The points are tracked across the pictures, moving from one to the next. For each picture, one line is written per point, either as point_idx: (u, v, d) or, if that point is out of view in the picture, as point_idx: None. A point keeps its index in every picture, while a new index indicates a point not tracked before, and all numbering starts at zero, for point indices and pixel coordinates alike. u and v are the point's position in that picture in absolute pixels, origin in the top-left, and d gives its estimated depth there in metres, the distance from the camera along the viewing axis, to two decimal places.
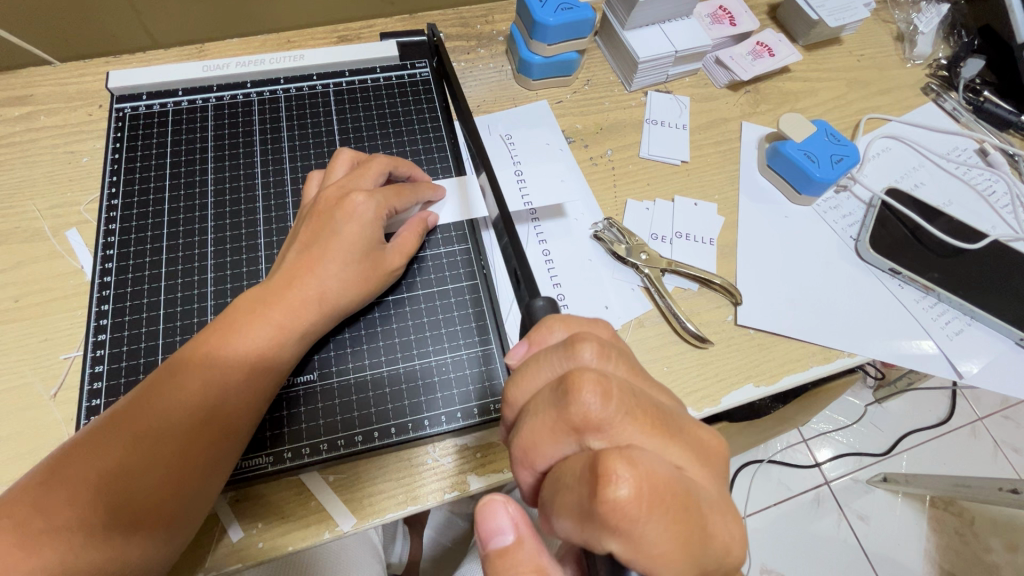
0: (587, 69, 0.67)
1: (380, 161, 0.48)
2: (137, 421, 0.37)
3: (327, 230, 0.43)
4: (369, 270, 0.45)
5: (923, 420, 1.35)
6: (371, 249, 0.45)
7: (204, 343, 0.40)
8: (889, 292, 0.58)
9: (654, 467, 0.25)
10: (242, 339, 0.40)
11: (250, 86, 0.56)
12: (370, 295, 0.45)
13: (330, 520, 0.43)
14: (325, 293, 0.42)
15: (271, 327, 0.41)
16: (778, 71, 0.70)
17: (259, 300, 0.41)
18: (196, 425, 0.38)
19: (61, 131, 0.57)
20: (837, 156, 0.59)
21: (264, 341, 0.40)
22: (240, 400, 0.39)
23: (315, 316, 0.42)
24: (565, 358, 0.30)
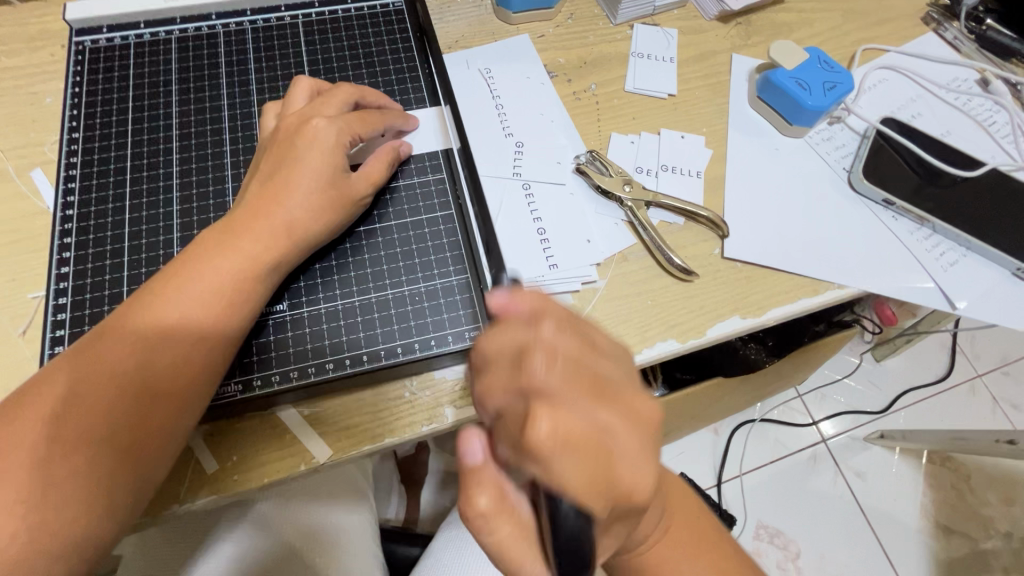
0: (570, 3, 0.64)
1: (344, 90, 0.46)
2: (103, 358, 0.36)
3: (289, 157, 0.42)
4: (333, 198, 0.43)
5: (921, 377, 1.34)
6: (336, 175, 0.43)
7: (173, 277, 0.38)
8: (882, 223, 0.56)
9: (577, 420, 0.26)
10: (210, 270, 0.39)
11: (215, 18, 0.53)
12: (339, 224, 0.44)
13: (305, 452, 0.42)
14: (291, 221, 0.41)
15: (237, 257, 0.39)
16: (771, 2, 0.67)
17: (225, 231, 0.40)
18: (166, 360, 0.37)
19: (23, 71, 0.55)
20: (830, 83, 0.57)
21: (236, 272, 0.39)
22: (211, 332, 0.38)
23: (282, 247, 0.41)
24: (518, 324, 0.31)
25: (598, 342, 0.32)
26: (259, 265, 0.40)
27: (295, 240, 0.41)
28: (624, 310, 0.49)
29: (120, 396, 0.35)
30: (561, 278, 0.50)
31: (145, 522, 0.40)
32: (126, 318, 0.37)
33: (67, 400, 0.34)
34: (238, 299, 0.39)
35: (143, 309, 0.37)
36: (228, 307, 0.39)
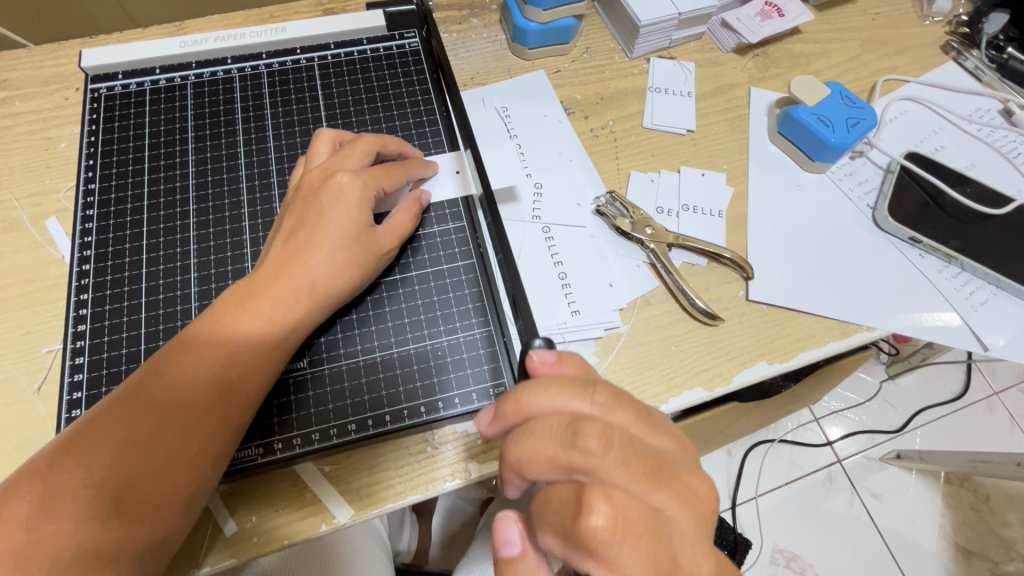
0: (586, 37, 0.64)
1: (366, 141, 0.45)
2: (122, 428, 0.35)
3: (314, 212, 0.41)
4: (359, 250, 0.42)
5: (937, 395, 1.33)
6: (361, 231, 0.42)
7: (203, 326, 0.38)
8: (909, 262, 0.55)
9: (634, 503, 0.26)
10: (236, 317, 0.38)
11: (230, 62, 0.53)
12: (364, 277, 0.43)
13: (326, 512, 0.41)
14: (315, 277, 0.40)
15: (262, 318, 0.39)
16: (788, 33, 0.66)
17: (247, 291, 0.39)
18: (188, 426, 0.36)
19: (36, 116, 0.55)
20: (853, 119, 0.56)
21: (259, 320, 0.38)
22: (231, 395, 0.37)
23: (304, 306, 0.40)
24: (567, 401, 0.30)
25: (648, 415, 0.32)
26: (281, 323, 0.39)
27: (324, 294, 0.41)
28: (649, 358, 0.48)
29: (142, 466, 0.34)
30: (583, 325, 0.49)
31: None
32: (142, 383, 0.36)
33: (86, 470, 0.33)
34: (261, 361, 0.38)
35: (164, 374, 0.36)
36: (252, 372, 0.38)
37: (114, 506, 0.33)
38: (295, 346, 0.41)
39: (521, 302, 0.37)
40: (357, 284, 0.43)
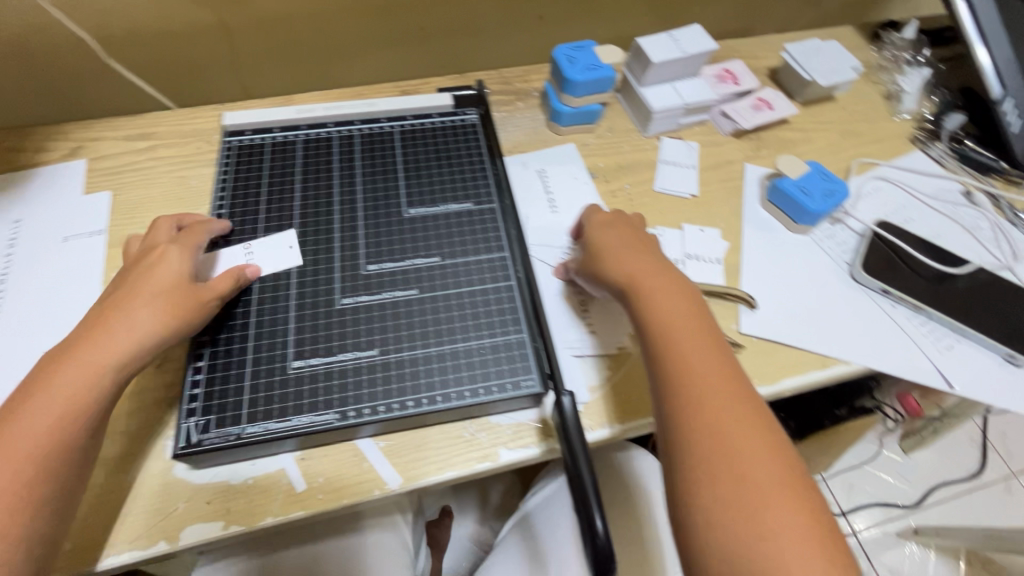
0: (609, 119, 0.79)
1: (165, 220, 0.55)
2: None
3: (133, 278, 0.48)
4: (172, 301, 0.48)
5: (952, 472, 1.33)
6: (175, 286, 0.49)
7: (19, 399, 0.42)
8: (882, 309, 0.64)
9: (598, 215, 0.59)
10: (55, 382, 0.42)
11: (332, 126, 0.68)
12: (186, 325, 0.48)
13: (380, 480, 0.50)
14: (134, 342, 0.45)
15: (71, 380, 0.42)
16: (777, 123, 0.80)
17: (63, 354, 0.44)
18: (14, 486, 0.39)
19: (175, 160, 0.70)
20: (829, 191, 0.68)
21: (71, 377, 0.43)
22: (46, 453, 0.40)
23: (121, 353, 0.44)
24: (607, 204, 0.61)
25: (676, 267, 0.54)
26: (98, 386, 0.43)
27: (147, 354, 0.46)
28: None
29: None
30: (600, 342, 0.59)
31: (242, 530, 0.47)
32: None
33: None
34: (77, 414, 0.42)
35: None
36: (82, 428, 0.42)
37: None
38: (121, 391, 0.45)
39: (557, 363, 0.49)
40: (184, 328, 0.48)
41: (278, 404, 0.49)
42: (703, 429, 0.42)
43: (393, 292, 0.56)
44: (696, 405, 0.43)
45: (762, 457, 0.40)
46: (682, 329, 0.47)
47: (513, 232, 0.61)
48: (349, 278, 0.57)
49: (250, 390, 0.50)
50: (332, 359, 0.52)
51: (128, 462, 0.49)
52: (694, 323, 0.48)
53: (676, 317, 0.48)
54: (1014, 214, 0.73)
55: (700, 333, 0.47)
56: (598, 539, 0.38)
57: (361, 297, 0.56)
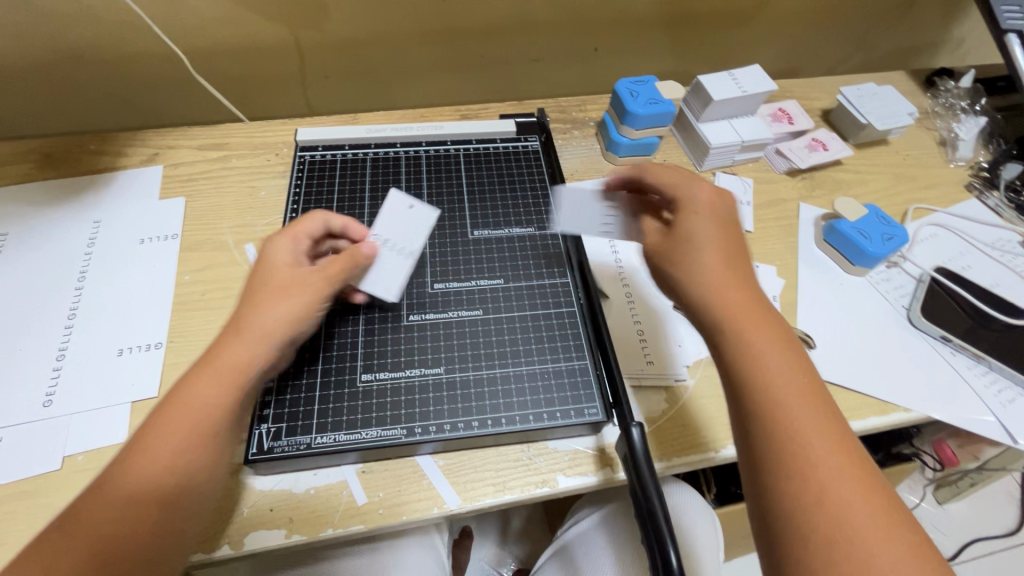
0: (664, 152, 0.80)
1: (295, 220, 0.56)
2: (101, 505, 0.38)
3: (259, 277, 0.48)
4: (294, 295, 0.47)
5: (989, 527, 1.28)
6: (292, 278, 0.48)
7: (164, 407, 0.42)
8: (941, 357, 0.63)
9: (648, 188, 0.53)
10: (197, 388, 0.43)
11: (399, 145, 0.71)
12: (303, 316, 0.47)
13: (438, 499, 0.50)
14: (261, 340, 0.45)
15: (212, 384, 0.43)
16: (832, 163, 0.81)
17: (201, 362, 0.44)
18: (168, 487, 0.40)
19: (246, 170, 0.73)
20: (888, 235, 0.68)
21: (213, 382, 0.43)
22: (194, 457, 0.41)
23: (254, 355, 0.44)
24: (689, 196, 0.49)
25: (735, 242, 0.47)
26: (234, 391, 0.43)
27: (272, 350, 0.45)
28: (711, 408, 0.57)
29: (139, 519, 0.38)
30: (657, 373, 0.59)
31: (302, 540, 0.48)
32: (109, 483, 0.39)
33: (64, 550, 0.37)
34: (219, 417, 0.42)
35: (136, 447, 0.40)
36: (209, 436, 0.42)
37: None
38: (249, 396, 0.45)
39: (623, 393, 0.49)
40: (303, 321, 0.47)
41: (346, 417, 0.51)
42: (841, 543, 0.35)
43: (457, 312, 0.57)
44: (822, 508, 0.36)
45: (910, 559, 0.34)
46: (786, 393, 0.40)
47: (573, 248, 0.62)
48: (415, 295, 0.58)
49: (319, 400, 0.51)
50: (399, 374, 0.53)
51: None
52: (801, 387, 0.40)
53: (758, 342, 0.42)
54: None
55: (808, 389, 0.40)
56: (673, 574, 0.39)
57: (427, 314, 0.57)
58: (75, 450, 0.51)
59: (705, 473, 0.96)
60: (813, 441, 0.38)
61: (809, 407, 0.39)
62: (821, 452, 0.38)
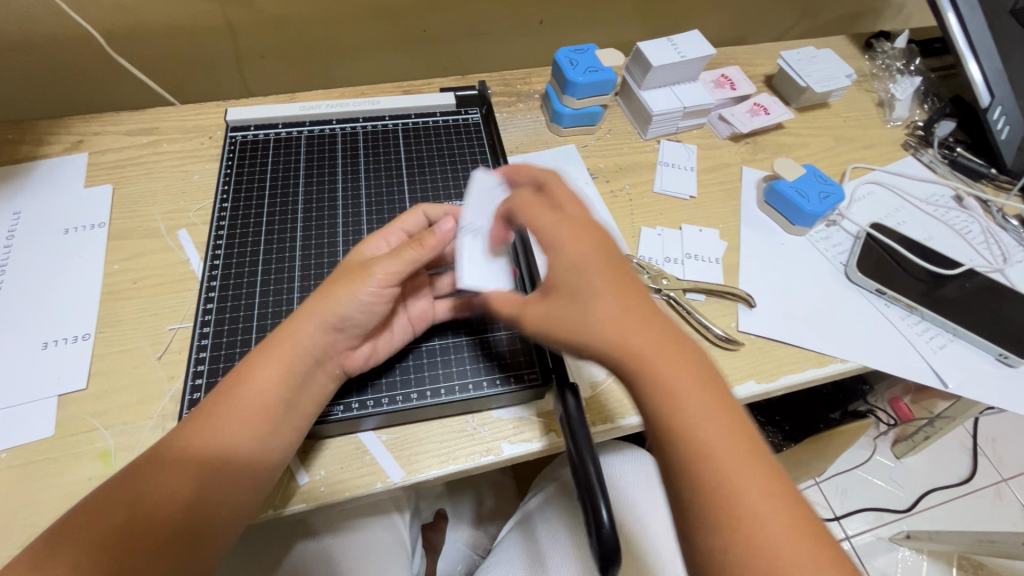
0: (609, 121, 0.80)
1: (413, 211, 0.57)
2: (161, 468, 0.41)
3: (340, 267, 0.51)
4: (347, 280, 0.48)
5: (944, 477, 1.33)
6: (351, 269, 0.49)
7: (230, 383, 0.45)
8: (876, 309, 0.65)
9: (559, 197, 0.45)
10: (260, 372, 0.45)
11: (335, 123, 0.70)
12: (344, 298, 0.47)
13: (382, 473, 0.50)
14: (320, 327, 0.47)
15: (276, 371, 0.45)
16: (774, 127, 0.82)
17: (268, 345, 0.47)
18: (225, 460, 0.42)
19: (177, 155, 0.70)
20: (824, 194, 0.69)
21: (273, 370, 0.45)
22: (257, 439, 0.43)
23: (314, 344, 0.47)
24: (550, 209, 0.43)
25: (634, 273, 0.41)
26: (292, 380, 0.45)
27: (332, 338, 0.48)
28: None
29: (200, 483, 0.41)
30: None
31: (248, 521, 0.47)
32: (173, 441, 0.42)
33: (120, 509, 0.39)
34: (277, 404, 0.44)
35: (204, 423, 0.43)
36: (272, 419, 0.44)
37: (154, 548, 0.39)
38: (309, 385, 0.47)
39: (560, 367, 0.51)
40: (342, 301, 0.47)
41: None
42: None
43: None
44: (750, 555, 0.33)
45: None
46: (725, 455, 0.35)
47: None
48: None
49: None
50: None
51: (127, 450, 0.50)
52: (717, 424, 0.36)
53: (686, 395, 0.37)
54: (1004, 219, 0.75)
55: (741, 446, 0.36)
56: (604, 529, 0.41)
57: None
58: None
59: None
60: (732, 480, 0.34)
61: (723, 438, 0.36)
62: (742, 493, 0.34)
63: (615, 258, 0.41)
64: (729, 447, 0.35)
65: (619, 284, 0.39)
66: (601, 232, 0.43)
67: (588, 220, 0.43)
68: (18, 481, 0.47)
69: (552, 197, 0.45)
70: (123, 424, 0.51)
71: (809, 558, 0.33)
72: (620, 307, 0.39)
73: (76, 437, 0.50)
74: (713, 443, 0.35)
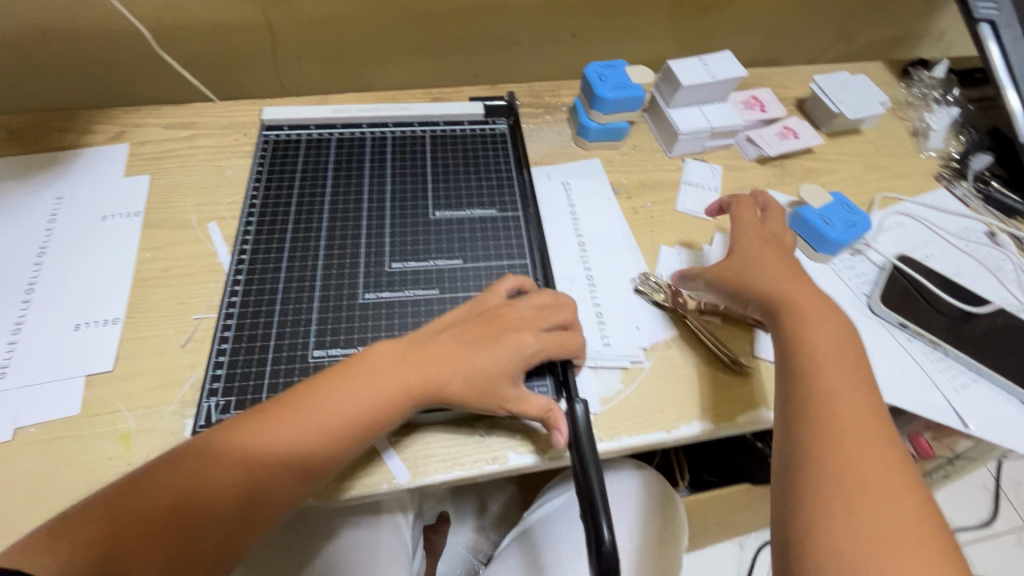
0: (635, 137, 0.80)
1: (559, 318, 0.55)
2: (218, 461, 0.42)
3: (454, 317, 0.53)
4: (472, 379, 0.49)
5: (963, 520, 1.28)
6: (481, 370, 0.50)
7: (316, 392, 0.46)
8: (898, 342, 0.64)
9: (783, 237, 0.61)
10: (349, 391, 0.46)
11: (365, 127, 0.72)
12: (463, 376, 0.49)
13: (387, 473, 0.51)
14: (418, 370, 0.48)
15: (364, 394, 0.46)
16: (802, 152, 0.81)
17: (357, 368, 0.48)
18: (282, 466, 0.43)
19: (213, 149, 0.73)
20: (851, 222, 0.68)
21: (360, 394, 0.46)
22: (322, 455, 0.44)
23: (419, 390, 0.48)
24: (780, 238, 0.61)
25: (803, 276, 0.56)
26: (377, 410, 0.47)
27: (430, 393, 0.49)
28: (664, 390, 0.58)
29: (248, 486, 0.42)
30: (613, 354, 0.59)
31: None
32: (241, 434, 0.43)
33: (131, 504, 0.38)
34: (352, 428, 0.46)
35: (276, 424, 0.44)
36: (338, 439, 0.45)
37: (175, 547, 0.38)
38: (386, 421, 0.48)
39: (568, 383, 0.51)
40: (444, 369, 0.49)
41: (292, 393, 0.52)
42: (859, 508, 0.39)
43: (416, 292, 0.59)
44: (853, 487, 0.40)
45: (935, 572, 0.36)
46: (850, 412, 0.44)
47: (536, 237, 0.64)
48: (374, 275, 0.60)
49: (270, 374, 0.53)
50: (350, 351, 0.55)
51: (148, 432, 0.51)
52: (849, 390, 0.46)
53: (829, 363, 0.47)
54: None
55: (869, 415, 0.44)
56: (604, 546, 0.43)
57: (383, 293, 0.59)
58: (27, 421, 0.51)
59: (679, 464, 0.95)
60: (850, 432, 0.43)
61: (851, 402, 0.45)
62: (854, 446, 0.42)
63: (788, 262, 0.57)
64: (855, 411, 0.44)
65: (786, 268, 0.55)
66: (786, 250, 0.59)
67: (772, 243, 0.59)
68: (44, 454, 0.49)
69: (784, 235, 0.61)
70: (145, 407, 0.53)
71: (909, 515, 0.38)
72: (789, 286, 0.54)
73: (100, 417, 0.52)
74: (835, 397, 0.45)
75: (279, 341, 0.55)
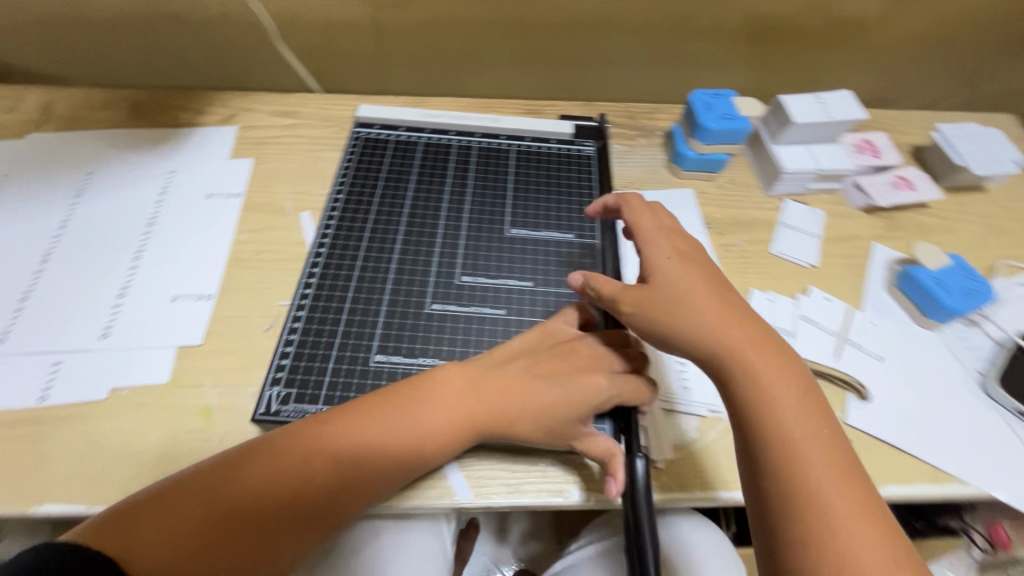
0: (732, 170, 0.77)
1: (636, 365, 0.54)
2: (270, 467, 0.44)
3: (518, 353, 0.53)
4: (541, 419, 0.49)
5: None
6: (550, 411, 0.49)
7: (370, 411, 0.47)
8: (1014, 432, 0.57)
9: (681, 243, 0.53)
10: (403, 414, 0.47)
11: (452, 134, 0.73)
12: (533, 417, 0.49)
13: (449, 489, 0.50)
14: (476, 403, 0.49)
15: (417, 421, 0.47)
16: (916, 205, 0.75)
17: (412, 391, 0.49)
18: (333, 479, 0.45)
19: (312, 140, 0.75)
20: (970, 290, 0.63)
21: (413, 421, 0.47)
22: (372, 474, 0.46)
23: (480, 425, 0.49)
24: (698, 247, 0.53)
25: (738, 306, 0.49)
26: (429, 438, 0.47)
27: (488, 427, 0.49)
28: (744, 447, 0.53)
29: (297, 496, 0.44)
30: (692, 400, 0.55)
31: None
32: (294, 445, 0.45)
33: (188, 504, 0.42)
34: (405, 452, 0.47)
35: (329, 440, 0.45)
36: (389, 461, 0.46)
37: (204, 564, 0.40)
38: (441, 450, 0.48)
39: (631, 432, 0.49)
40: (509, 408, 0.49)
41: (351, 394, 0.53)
42: None
43: (480, 309, 0.59)
44: None
45: None
46: (839, 502, 0.39)
47: (614, 266, 0.62)
48: (442, 286, 0.60)
49: (332, 371, 0.54)
50: (410, 360, 0.55)
51: (226, 411, 0.53)
52: (832, 472, 0.41)
53: (801, 437, 0.42)
54: None
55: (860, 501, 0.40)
56: None
57: (449, 305, 0.59)
58: (121, 383, 0.54)
59: (727, 511, 0.91)
60: (845, 531, 0.38)
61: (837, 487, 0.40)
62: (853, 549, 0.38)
63: (719, 288, 0.49)
64: (844, 501, 0.39)
65: (717, 299, 0.48)
66: (707, 267, 0.51)
67: (700, 261, 0.51)
68: (132, 418, 0.52)
69: (678, 239, 0.53)
70: (226, 386, 0.54)
71: None
72: (736, 331, 0.46)
73: (184, 390, 0.54)
74: (819, 483, 0.40)
75: (344, 339, 0.56)
